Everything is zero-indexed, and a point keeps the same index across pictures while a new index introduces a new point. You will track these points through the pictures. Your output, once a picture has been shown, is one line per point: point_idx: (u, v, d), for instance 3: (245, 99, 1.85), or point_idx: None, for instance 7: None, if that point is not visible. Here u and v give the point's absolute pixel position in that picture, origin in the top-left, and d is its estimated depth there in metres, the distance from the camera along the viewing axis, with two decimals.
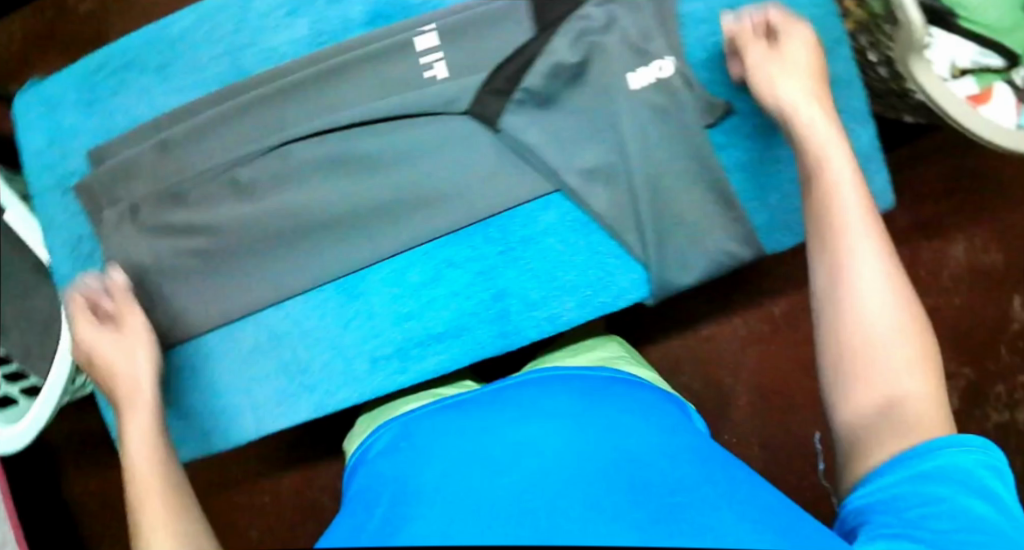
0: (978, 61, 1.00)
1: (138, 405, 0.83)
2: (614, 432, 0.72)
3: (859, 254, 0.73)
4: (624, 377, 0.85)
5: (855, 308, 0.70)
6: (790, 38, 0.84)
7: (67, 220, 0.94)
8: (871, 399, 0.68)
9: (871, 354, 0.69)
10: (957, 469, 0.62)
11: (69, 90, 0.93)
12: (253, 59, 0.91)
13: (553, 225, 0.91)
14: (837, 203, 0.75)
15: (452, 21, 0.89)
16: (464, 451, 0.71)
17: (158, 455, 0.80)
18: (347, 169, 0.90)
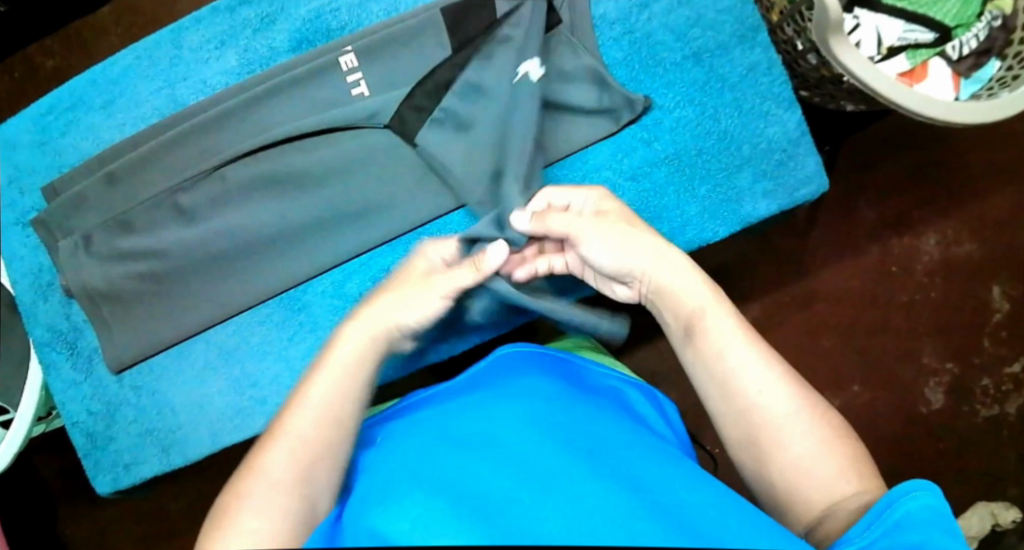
0: (905, 36, 1.03)
1: (304, 407, 0.71)
2: (589, 422, 0.72)
3: (744, 368, 0.73)
4: (579, 362, 0.87)
5: (779, 448, 0.71)
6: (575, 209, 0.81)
7: (25, 254, 0.98)
8: (813, 514, 0.69)
9: (792, 466, 0.70)
10: (924, 513, 0.62)
11: (24, 132, 0.98)
12: (188, 91, 0.96)
13: (485, 228, 0.93)
14: (718, 347, 0.74)
15: (369, 40, 0.92)
16: (439, 428, 0.70)
17: (298, 461, 0.69)
18: (284, 185, 0.93)
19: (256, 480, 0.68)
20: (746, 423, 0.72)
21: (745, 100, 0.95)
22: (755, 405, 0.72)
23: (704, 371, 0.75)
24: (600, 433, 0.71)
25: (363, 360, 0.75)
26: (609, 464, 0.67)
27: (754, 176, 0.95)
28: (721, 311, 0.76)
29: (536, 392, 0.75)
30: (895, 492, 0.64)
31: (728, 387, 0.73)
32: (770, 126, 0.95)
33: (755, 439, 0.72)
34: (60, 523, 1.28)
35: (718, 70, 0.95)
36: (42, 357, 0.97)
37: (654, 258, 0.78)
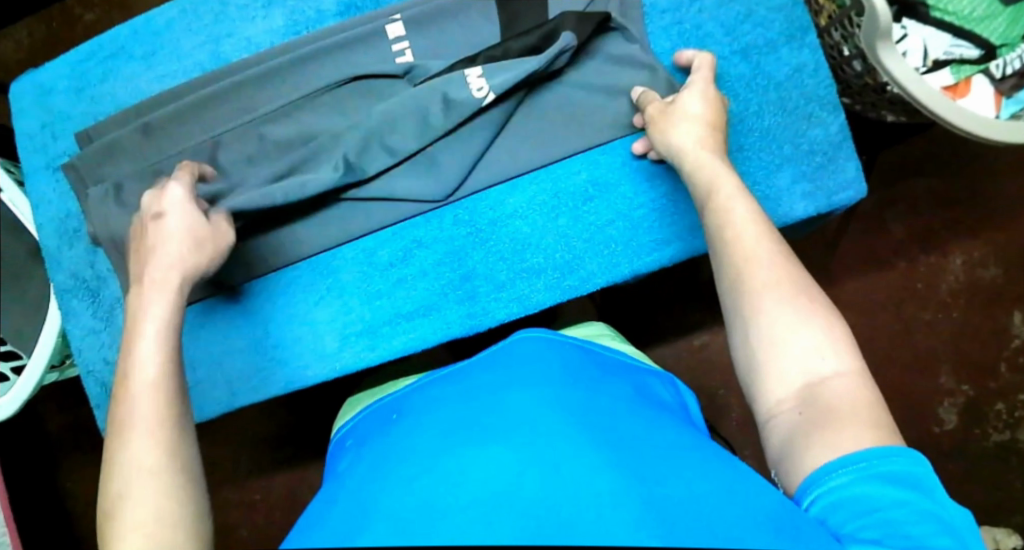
0: (951, 51, 1.02)
1: (137, 392, 0.71)
2: (604, 411, 0.72)
3: (758, 263, 0.73)
4: (610, 356, 0.86)
5: (773, 342, 0.70)
6: (689, 93, 0.85)
7: (53, 199, 0.97)
8: (788, 391, 0.69)
9: (780, 350, 0.70)
10: (906, 471, 0.63)
11: (62, 78, 0.97)
12: (231, 49, 0.96)
13: (520, 207, 0.92)
14: (736, 228, 0.76)
15: (418, 11, 0.93)
16: (450, 420, 0.71)
17: (161, 446, 0.69)
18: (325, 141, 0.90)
19: (126, 481, 0.67)
20: (748, 310, 0.72)
21: (790, 100, 0.94)
22: (763, 294, 0.72)
23: (722, 260, 0.76)
24: (620, 418, 0.71)
25: (170, 326, 0.75)
26: (627, 445, 0.67)
27: (794, 177, 0.94)
28: (745, 205, 0.78)
29: (562, 378, 0.76)
30: (877, 448, 0.64)
31: (745, 271, 0.73)
32: (813, 129, 0.94)
33: (752, 325, 0.71)
34: (65, 475, 1.27)
35: (764, 68, 0.94)
36: (61, 304, 0.97)
37: (697, 141, 0.83)
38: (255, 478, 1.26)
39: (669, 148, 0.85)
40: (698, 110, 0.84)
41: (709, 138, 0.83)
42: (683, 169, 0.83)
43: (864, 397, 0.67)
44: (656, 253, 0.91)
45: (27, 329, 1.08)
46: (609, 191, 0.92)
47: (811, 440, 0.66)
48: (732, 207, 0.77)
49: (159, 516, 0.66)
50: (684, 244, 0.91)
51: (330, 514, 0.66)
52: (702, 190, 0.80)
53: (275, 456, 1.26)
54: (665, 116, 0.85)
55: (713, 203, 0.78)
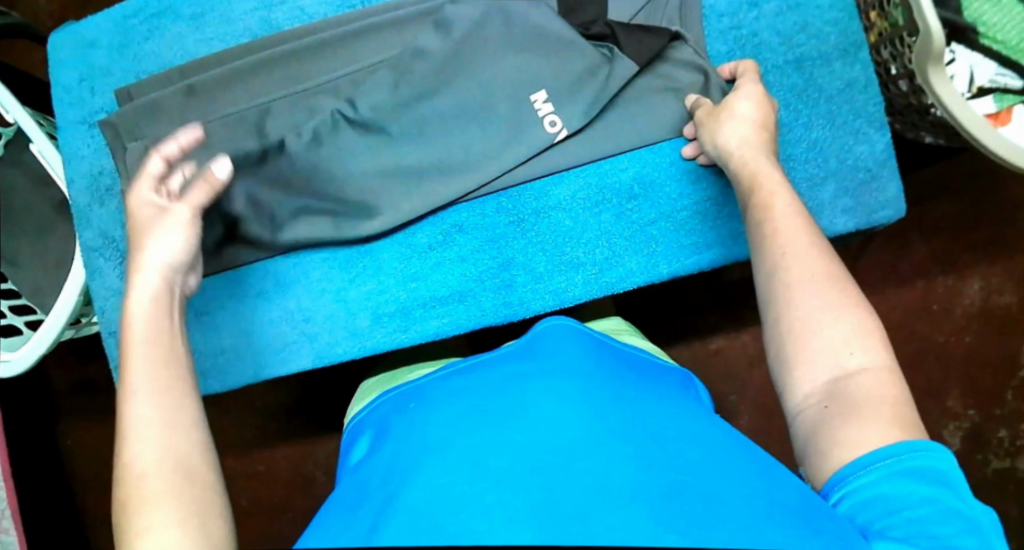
0: (996, 79, 1.02)
1: (135, 391, 0.70)
2: (643, 405, 0.69)
3: (793, 259, 0.72)
4: (643, 355, 0.81)
5: (810, 343, 0.68)
6: (739, 96, 0.83)
7: (87, 154, 0.95)
8: (814, 385, 0.67)
9: (810, 341, 0.68)
10: (932, 468, 0.62)
11: (105, 31, 0.96)
12: (283, 16, 0.94)
13: (566, 200, 0.91)
14: (778, 223, 0.74)
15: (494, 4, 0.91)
16: (484, 404, 0.69)
17: (162, 439, 0.68)
18: (397, 98, 0.89)
19: (142, 504, 0.64)
20: (784, 307, 0.70)
21: (838, 114, 0.94)
22: (799, 291, 0.70)
23: (764, 253, 0.74)
24: (659, 409, 0.69)
25: (156, 326, 0.75)
26: (652, 433, 0.65)
27: (837, 191, 0.94)
28: (783, 199, 0.76)
29: (596, 364, 0.74)
30: (906, 444, 0.63)
31: (783, 269, 0.71)
32: (859, 145, 0.94)
33: (787, 320, 0.70)
34: (65, 432, 1.25)
35: (816, 81, 0.94)
36: (87, 262, 0.95)
37: (743, 144, 0.81)
38: (260, 451, 1.25)
39: (717, 146, 0.83)
40: (750, 113, 0.82)
41: (761, 139, 0.81)
42: (731, 166, 0.82)
43: (893, 394, 0.66)
44: (696, 256, 0.91)
45: (45, 284, 1.06)
46: (655, 190, 0.91)
47: (835, 436, 0.65)
48: (771, 199, 0.76)
49: (181, 520, 0.64)
50: (724, 249, 0.91)
51: (359, 500, 0.65)
52: (746, 181, 0.79)
53: (281, 430, 1.25)
54: (716, 115, 0.84)
55: (760, 198, 0.77)
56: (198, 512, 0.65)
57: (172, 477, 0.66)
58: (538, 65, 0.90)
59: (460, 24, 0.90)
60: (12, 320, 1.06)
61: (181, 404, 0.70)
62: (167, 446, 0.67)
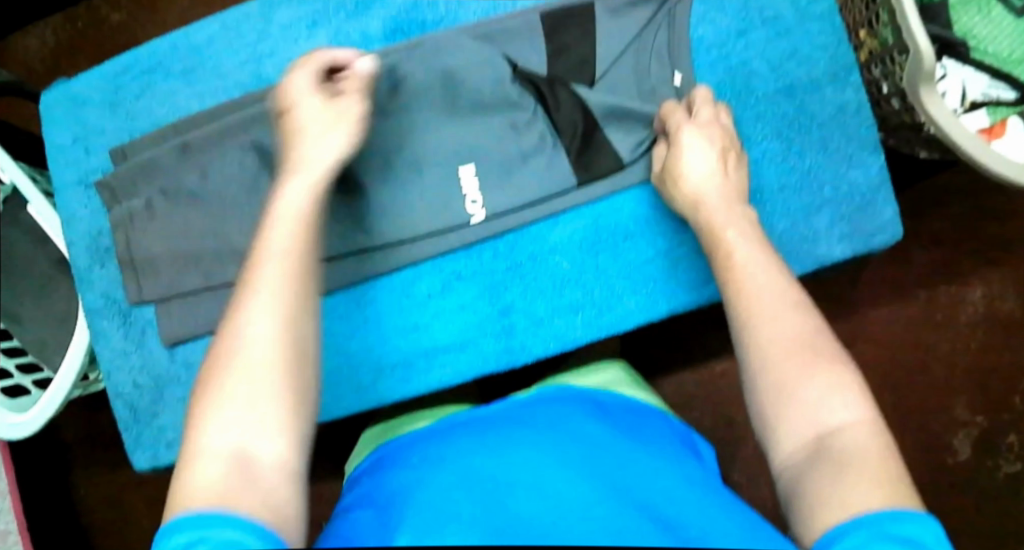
0: (988, 93, 1.01)
1: (260, 283, 0.65)
2: (636, 463, 0.68)
3: (768, 313, 0.72)
4: (634, 404, 0.80)
5: (791, 397, 0.67)
6: (681, 153, 0.85)
7: (85, 216, 0.95)
8: (798, 445, 0.66)
9: (789, 402, 0.67)
10: (919, 540, 0.58)
11: (96, 90, 0.95)
12: (274, 69, 0.94)
13: (561, 243, 0.91)
14: (746, 277, 0.76)
15: (485, 53, 0.90)
16: (470, 456, 0.66)
17: (291, 306, 0.65)
18: (373, 140, 0.90)
19: (230, 372, 0.61)
20: (760, 361, 0.70)
21: (832, 140, 0.94)
22: (769, 344, 0.70)
23: (734, 311, 0.74)
24: (652, 464, 0.68)
25: (313, 198, 0.73)
26: (650, 491, 0.65)
27: (833, 218, 0.94)
28: (752, 250, 0.78)
29: (599, 424, 0.73)
30: (890, 511, 0.59)
31: (746, 324, 0.72)
32: (853, 170, 0.94)
33: (762, 380, 0.69)
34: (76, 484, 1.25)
35: (808, 107, 0.94)
36: (90, 323, 0.96)
37: (704, 206, 0.83)
38: None
39: (682, 209, 0.86)
40: (699, 170, 0.84)
41: (723, 190, 0.83)
42: (698, 222, 0.83)
43: (877, 449, 0.64)
44: (694, 292, 0.91)
45: (50, 340, 1.07)
46: (652, 230, 0.91)
47: (812, 489, 0.63)
48: (732, 257, 0.78)
49: (275, 391, 0.61)
50: None
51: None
52: (710, 242, 0.81)
53: None
54: (670, 172, 0.86)
55: (722, 256, 0.78)
56: (295, 389, 0.62)
57: (277, 345, 0.63)
58: (514, 109, 0.91)
59: (451, 66, 0.90)
60: (19, 380, 1.06)
61: (310, 278, 0.67)
62: (303, 307, 0.65)
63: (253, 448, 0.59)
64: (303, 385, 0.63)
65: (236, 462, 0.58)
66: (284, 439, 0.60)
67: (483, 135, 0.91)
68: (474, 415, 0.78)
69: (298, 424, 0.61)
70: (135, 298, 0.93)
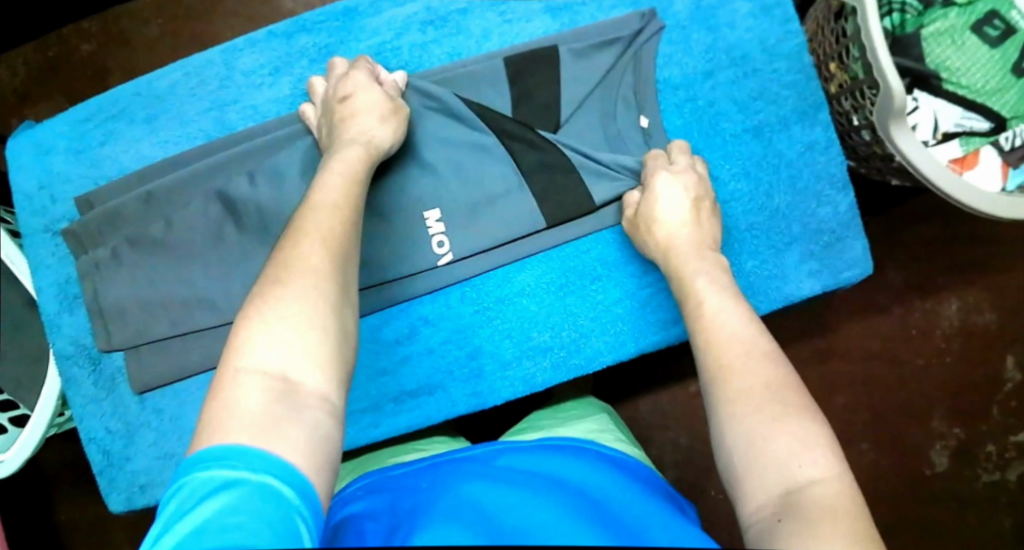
0: (962, 123, 0.99)
1: (305, 240, 0.69)
2: (624, 520, 0.66)
3: (737, 362, 0.73)
4: (613, 454, 0.78)
5: (760, 448, 0.67)
6: (654, 198, 0.86)
7: (53, 264, 0.95)
8: (766, 499, 0.65)
9: (760, 454, 0.67)
10: None
11: (60, 138, 0.95)
12: (237, 117, 0.93)
13: (529, 286, 0.91)
14: (716, 327, 0.77)
15: (449, 98, 0.89)
16: (452, 501, 0.65)
17: (327, 274, 0.67)
18: None
19: (258, 318, 0.64)
20: (728, 411, 0.70)
21: (800, 178, 0.93)
22: (736, 393, 0.71)
23: (705, 360, 0.75)
24: (642, 520, 0.66)
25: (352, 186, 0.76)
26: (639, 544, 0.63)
27: (802, 256, 0.94)
28: (723, 300, 0.79)
29: (574, 472, 0.72)
30: None
31: (714, 374, 0.73)
32: (822, 208, 0.94)
33: (728, 434, 0.69)
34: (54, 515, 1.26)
35: (777, 145, 0.93)
36: (62, 371, 0.95)
37: (678, 254, 0.84)
38: None
39: (654, 255, 0.87)
40: (672, 216, 0.85)
41: (693, 237, 0.85)
42: (671, 271, 0.84)
43: (845, 507, 0.63)
44: (662, 332, 0.91)
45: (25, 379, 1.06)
46: (619, 272, 0.91)
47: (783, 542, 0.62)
48: (703, 307, 0.79)
49: (292, 346, 0.63)
50: None
51: None
52: (683, 291, 0.82)
53: None
54: (643, 216, 0.87)
55: (694, 304, 0.80)
56: (311, 350, 0.64)
57: (304, 302, 0.65)
58: (478, 153, 0.90)
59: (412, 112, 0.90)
60: None
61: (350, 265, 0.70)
62: (338, 281, 0.67)
63: (259, 391, 0.61)
64: (342, 348, 0.66)
65: (280, 397, 0.62)
66: (292, 390, 0.62)
67: (447, 179, 0.90)
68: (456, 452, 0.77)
69: (337, 377, 0.65)
70: (105, 345, 0.92)
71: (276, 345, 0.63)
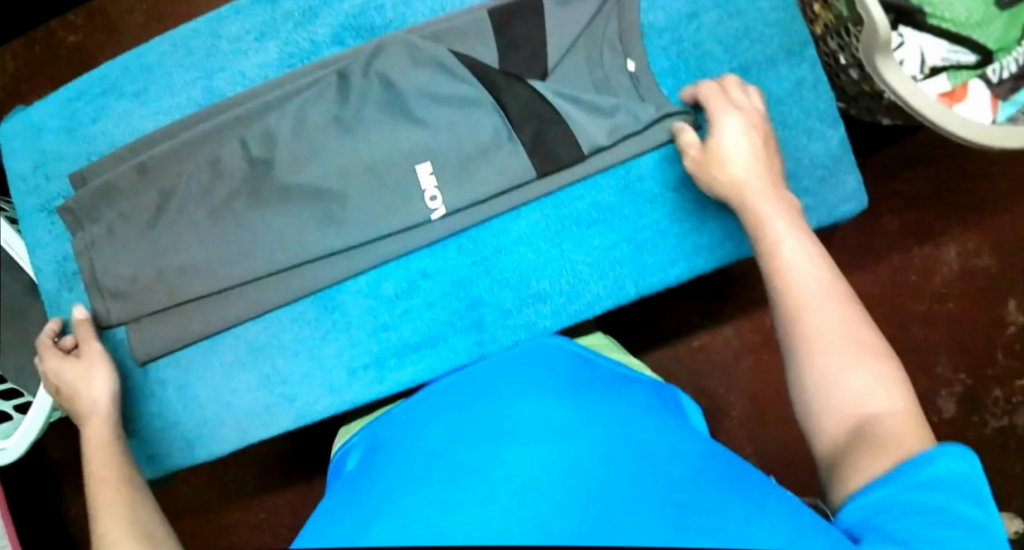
0: (948, 57, 0.99)
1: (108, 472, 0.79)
2: (625, 424, 0.70)
3: (810, 292, 0.74)
4: (625, 374, 0.83)
5: (837, 383, 0.69)
6: (724, 133, 0.83)
7: (49, 242, 0.94)
8: (841, 428, 0.68)
9: (835, 387, 0.69)
10: (955, 476, 0.62)
11: (52, 118, 0.95)
12: (226, 83, 0.94)
13: (525, 234, 0.92)
14: (786, 262, 0.76)
15: (433, 51, 0.90)
16: (473, 426, 0.70)
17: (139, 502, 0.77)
18: (328, 145, 0.90)
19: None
20: (804, 340, 0.72)
21: (790, 115, 0.94)
22: (811, 324, 0.72)
23: (775, 293, 0.75)
24: (645, 424, 0.71)
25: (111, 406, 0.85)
26: (648, 445, 0.67)
27: (797, 191, 0.94)
28: (798, 241, 0.77)
29: (580, 384, 0.76)
30: (918, 456, 0.63)
31: (790, 307, 0.73)
32: (814, 142, 0.94)
33: (807, 361, 0.71)
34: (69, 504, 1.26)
35: (764, 83, 0.94)
36: None
37: (749, 192, 0.81)
38: (260, 498, 1.22)
39: (719, 190, 0.84)
40: (742, 150, 0.83)
41: (767, 174, 0.82)
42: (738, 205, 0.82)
43: (912, 433, 0.66)
44: (662, 273, 0.92)
45: (28, 365, 1.05)
46: (614, 213, 0.92)
47: (851, 466, 0.66)
48: (778, 246, 0.77)
49: None
50: (689, 262, 0.92)
51: (343, 516, 0.66)
52: (750, 222, 0.81)
53: (274, 478, 1.21)
54: (711, 154, 0.84)
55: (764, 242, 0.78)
56: None
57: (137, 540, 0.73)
58: (464, 105, 0.90)
59: (396, 67, 0.90)
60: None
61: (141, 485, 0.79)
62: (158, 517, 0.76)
63: None
64: None
65: None
66: None
67: (437, 132, 0.90)
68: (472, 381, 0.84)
69: None
70: (104, 320, 0.91)
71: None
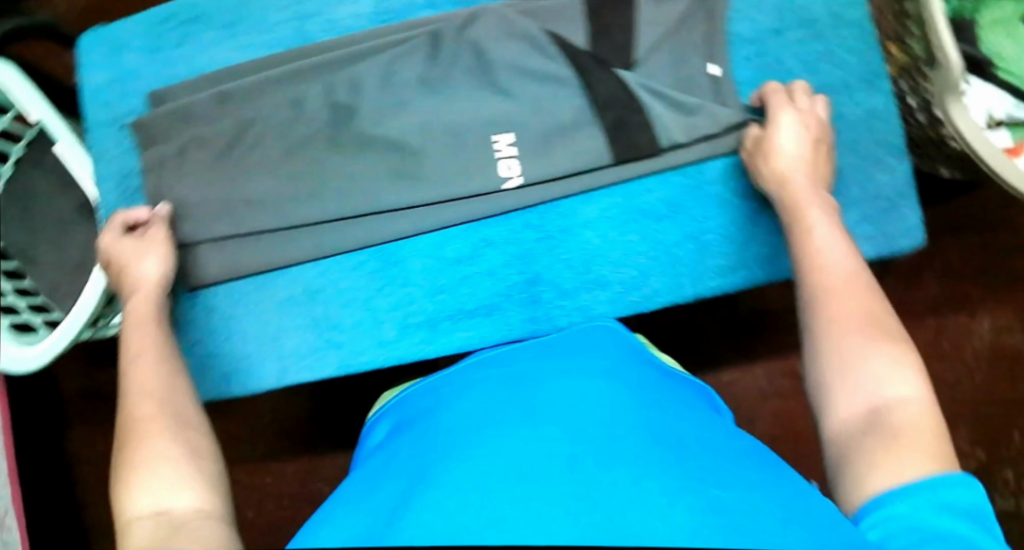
0: (1014, 113, 1.02)
1: (145, 371, 0.76)
2: (669, 413, 0.67)
3: (840, 284, 0.75)
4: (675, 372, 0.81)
5: (856, 365, 0.69)
6: (779, 127, 0.86)
7: (114, 157, 0.94)
8: (856, 410, 0.67)
9: (853, 370, 0.69)
10: (970, 505, 0.60)
11: (136, 37, 0.96)
12: (317, 28, 0.95)
13: (593, 220, 0.92)
14: (822, 257, 0.78)
15: (523, 26, 0.92)
16: (508, 398, 0.68)
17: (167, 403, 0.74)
18: (410, 101, 0.91)
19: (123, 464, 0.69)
20: (830, 322, 0.72)
21: (861, 142, 0.96)
22: (838, 309, 0.73)
23: (807, 281, 0.77)
24: (692, 417, 0.68)
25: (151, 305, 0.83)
26: (690, 439, 0.64)
27: (859, 219, 0.95)
28: (830, 237, 0.79)
29: (625, 367, 0.74)
30: (937, 478, 0.61)
31: (821, 294, 0.75)
32: (880, 173, 0.95)
33: (829, 341, 0.71)
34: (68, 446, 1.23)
35: (838, 108, 0.96)
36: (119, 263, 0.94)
37: (799, 189, 0.83)
38: (268, 462, 1.20)
39: (768, 183, 0.86)
40: (795, 147, 0.85)
41: (811, 174, 0.85)
42: (783, 202, 0.84)
43: (930, 425, 0.65)
44: (721, 278, 0.92)
45: (62, 286, 1.05)
46: (684, 212, 0.92)
47: (862, 449, 0.65)
48: (811, 232, 0.80)
49: (159, 477, 0.67)
50: (749, 271, 0.92)
51: (375, 491, 0.64)
52: (788, 212, 0.83)
53: (287, 444, 1.20)
54: (762, 148, 0.86)
55: (802, 236, 0.80)
56: (174, 467, 0.68)
57: (166, 440, 0.70)
58: (548, 82, 0.91)
59: (488, 35, 0.92)
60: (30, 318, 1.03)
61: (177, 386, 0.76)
62: (190, 420, 0.73)
63: (173, 506, 0.66)
64: (201, 462, 0.70)
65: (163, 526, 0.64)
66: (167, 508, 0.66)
67: (520, 103, 0.91)
68: (502, 352, 0.82)
69: (213, 495, 0.68)
70: None
71: (167, 488, 0.67)
